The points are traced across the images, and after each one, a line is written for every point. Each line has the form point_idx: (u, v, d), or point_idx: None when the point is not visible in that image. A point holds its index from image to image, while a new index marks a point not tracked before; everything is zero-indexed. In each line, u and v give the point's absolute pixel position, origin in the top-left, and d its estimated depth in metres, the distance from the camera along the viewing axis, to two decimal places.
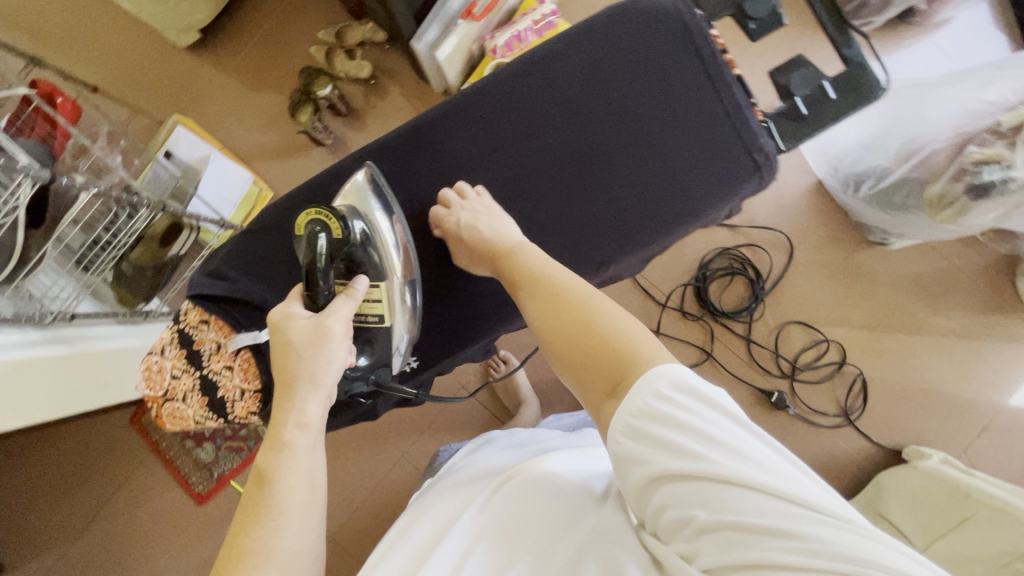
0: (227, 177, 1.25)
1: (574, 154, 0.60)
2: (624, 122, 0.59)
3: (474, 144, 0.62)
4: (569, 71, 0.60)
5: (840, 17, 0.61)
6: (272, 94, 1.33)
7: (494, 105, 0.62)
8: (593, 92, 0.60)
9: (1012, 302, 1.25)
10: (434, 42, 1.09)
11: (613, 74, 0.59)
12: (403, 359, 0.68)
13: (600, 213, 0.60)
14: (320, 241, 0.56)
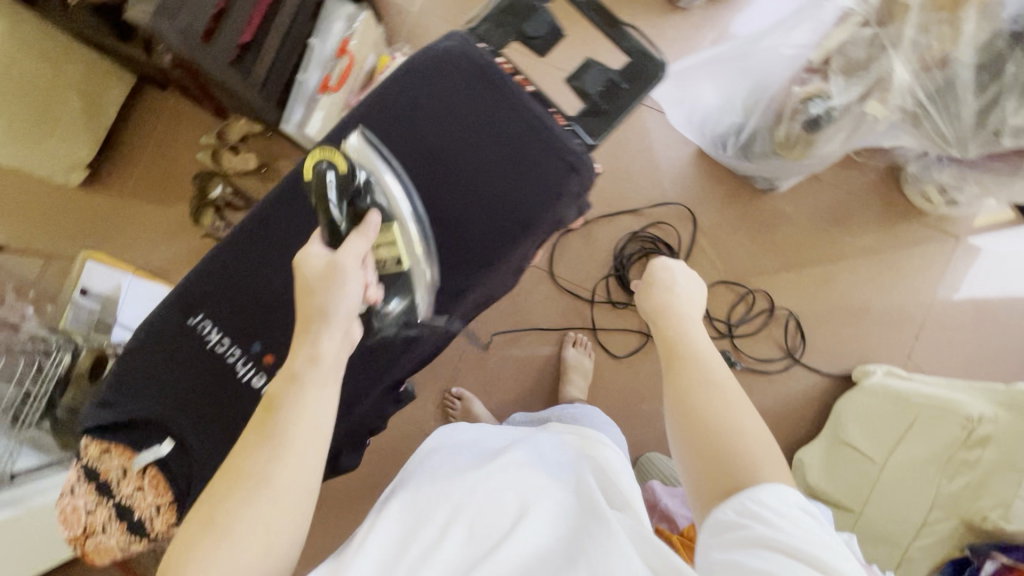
0: (145, 296, 1.26)
1: None
2: (440, 160, 0.64)
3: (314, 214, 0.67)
4: (380, 126, 0.65)
5: (608, 13, 0.66)
6: (173, 207, 1.36)
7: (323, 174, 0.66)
8: (406, 140, 0.65)
9: (906, 208, 1.31)
10: (301, 121, 1.16)
11: (417, 124, 0.65)
12: None
13: (445, 246, 0.65)
14: (331, 173, 0.56)
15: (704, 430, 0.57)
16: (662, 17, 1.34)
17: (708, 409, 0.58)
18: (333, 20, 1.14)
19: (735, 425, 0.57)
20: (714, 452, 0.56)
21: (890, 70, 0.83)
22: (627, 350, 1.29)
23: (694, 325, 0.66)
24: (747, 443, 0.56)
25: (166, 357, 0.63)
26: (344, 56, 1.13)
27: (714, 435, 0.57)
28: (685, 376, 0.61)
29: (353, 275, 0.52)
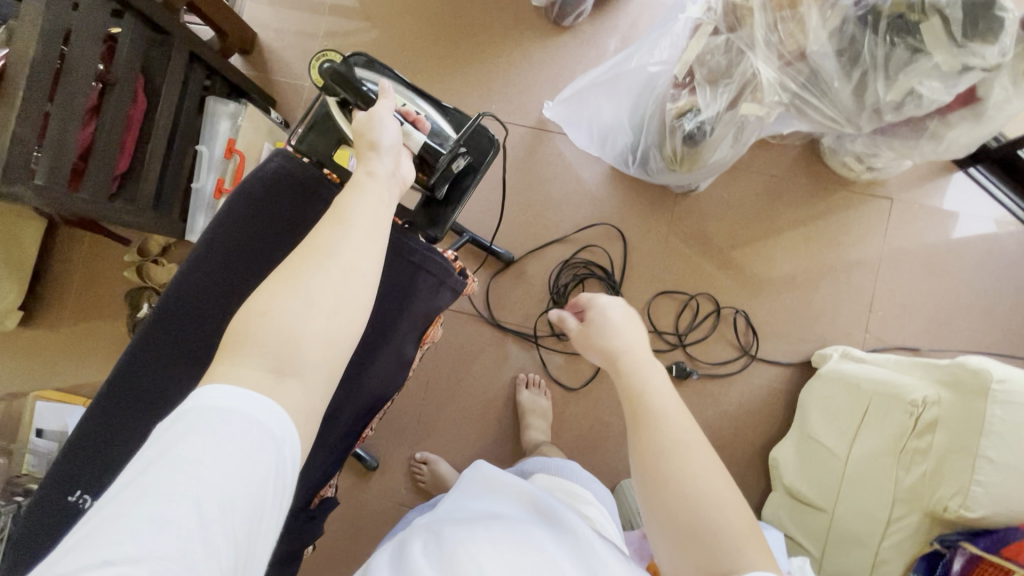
0: None
1: None
2: None
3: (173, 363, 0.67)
4: (226, 266, 0.68)
5: (439, 102, 0.73)
6: (112, 328, 1.36)
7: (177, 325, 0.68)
8: (252, 274, 0.69)
9: (835, 179, 1.29)
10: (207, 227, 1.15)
11: (244, 282, 0.68)
12: None
13: None
14: (331, 67, 0.70)
15: (687, 517, 0.51)
16: (551, 40, 1.33)
17: (686, 487, 0.52)
18: (218, 119, 1.12)
19: (717, 504, 0.51)
20: (696, 542, 0.51)
21: (753, 70, 0.82)
22: (582, 380, 1.27)
23: (654, 372, 0.60)
24: (728, 526, 0.51)
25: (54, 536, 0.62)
26: (233, 155, 1.11)
27: (697, 522, 0.51)
28: (659, 449, 0.54)
29: (389, 120, 0.62)
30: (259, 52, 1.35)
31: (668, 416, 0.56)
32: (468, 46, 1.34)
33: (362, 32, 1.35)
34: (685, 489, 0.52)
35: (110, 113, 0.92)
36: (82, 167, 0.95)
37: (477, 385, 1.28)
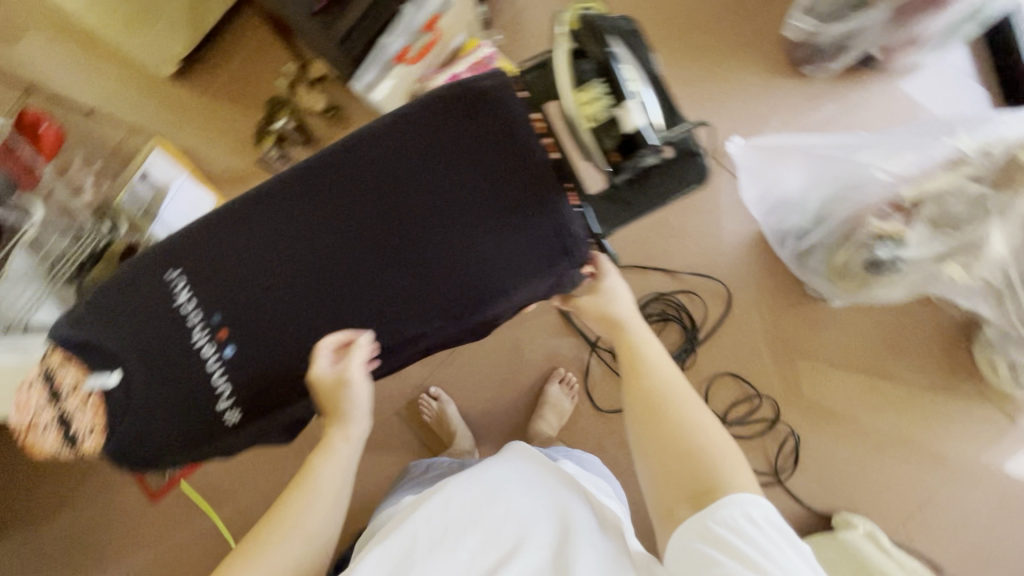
0: (189, 199, 1.33)
1: (393, 225, 0.62)
2: (437, 195, 0.61)
3: (303, 210, 0.64)
4: (395, 144, 0.62)
5: (670, 106, 0.58)
6: (242, 123, 1.42)
7: (324, 176, 0.63)
8: (413, 166, 0.62)
9: (966, 366, 1.18)
10: (372, 83, 1.14)
11: (403, 169, 0.62)
12: (225, 412, 0.63)
13: (420, 286, 0.62)
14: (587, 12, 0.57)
15: (668, 449, 0.55)
16: (775, 77, 1.22)
17: (668, 424, 0.57)
18: None
19: (696, 428, 0.56)
20: (680, 466, 0.54)
21: (985, 238, 0.73)
22: (611, 405, 1.25)
23: (642, 326, 0.65)
24: (708, 449, 0.54)
25: (141, 302, 0.65)
26: (430, 32, 1.11)
27: (682, 449, 0.55)
28: (646, 389, 0.59)
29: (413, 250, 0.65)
30: None
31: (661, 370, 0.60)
32: (692, 40, 1.23)
33: None
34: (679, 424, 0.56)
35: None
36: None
37: (517, 355, 1.29)
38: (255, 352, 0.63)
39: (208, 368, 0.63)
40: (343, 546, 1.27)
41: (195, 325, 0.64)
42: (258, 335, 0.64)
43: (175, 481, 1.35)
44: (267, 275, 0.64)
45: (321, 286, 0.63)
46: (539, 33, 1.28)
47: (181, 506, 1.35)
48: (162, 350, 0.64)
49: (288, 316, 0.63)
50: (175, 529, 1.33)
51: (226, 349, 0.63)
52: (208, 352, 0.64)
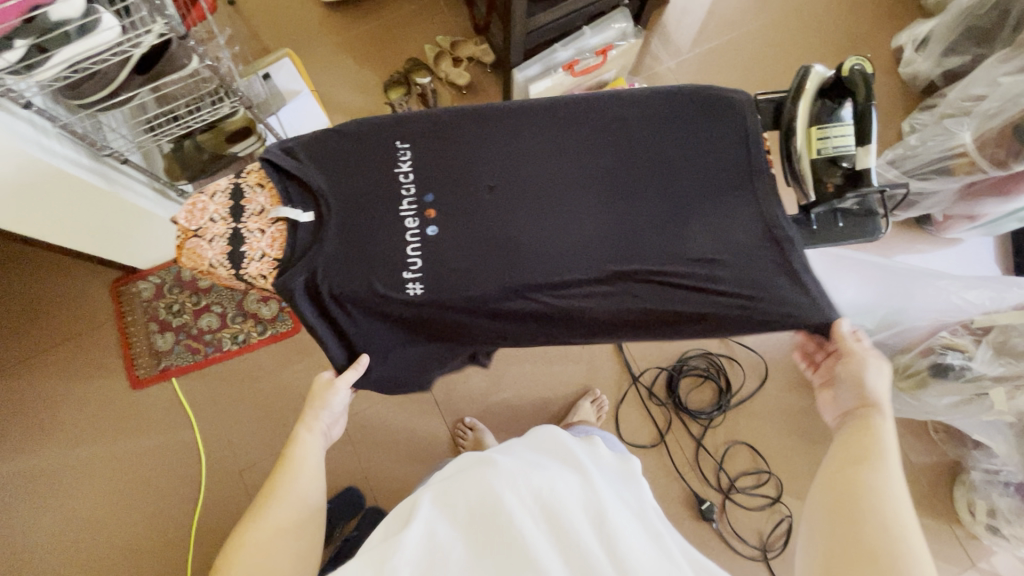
0: (305, 116, 1.39)
1: (620, 175, 0.68)
2: (662, 162, 0.68)
3: (542, 135, 0.69)
4: (638, 109, 0.70)
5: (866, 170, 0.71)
6: (376, 68, 1.48)
7: (569, 114, 0.70)
8: (649, 132, 0.69)
9: (950, 509, 1.26)
10: (533, 77, 1.24)
11: (641, 133, 0.69)
12: (408, 283, 0.65)
13: (626, 233, 0.66)
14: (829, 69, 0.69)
15: (862, 528, 0.58)
16: None
17: (872, 512, 0.59)
18: (612, 24, 1.24)
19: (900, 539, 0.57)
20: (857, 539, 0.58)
21: None
22: (633, 439, 1.28)
23: (890, 420, 0.69)
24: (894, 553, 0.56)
25: (362, 157, 0.68)
26: (600, 56, 1.23)
27: (868, 524, 0.58)
28: (869, 478, 0.62)
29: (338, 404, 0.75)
30: (655, 20, 1.51)
31: (884, 483, 0.62)
32: None
33: (729, 78, 1.50)
34: (870, 518, 0.59)
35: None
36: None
37: (560, 364, 1.33)
38: (456, 239, 0.66)
39: (407, 238, 0.66)
40: (331, 494, 1.24)
41: (407, 196, 0.67)
42: (464, 224, 0.67)
43: (173, 372, 1.27)
44: (493, 178, 0.68)
45: (536, 203, 0.67)
46: None
47: (165, 400, 1.27)
48: (369, 206, 0.66)
49: (497, 217, 0.67)
50: (158, 421, 1.26)
51: (429, 228, 0.66)
52: (411, 224, 0.67)
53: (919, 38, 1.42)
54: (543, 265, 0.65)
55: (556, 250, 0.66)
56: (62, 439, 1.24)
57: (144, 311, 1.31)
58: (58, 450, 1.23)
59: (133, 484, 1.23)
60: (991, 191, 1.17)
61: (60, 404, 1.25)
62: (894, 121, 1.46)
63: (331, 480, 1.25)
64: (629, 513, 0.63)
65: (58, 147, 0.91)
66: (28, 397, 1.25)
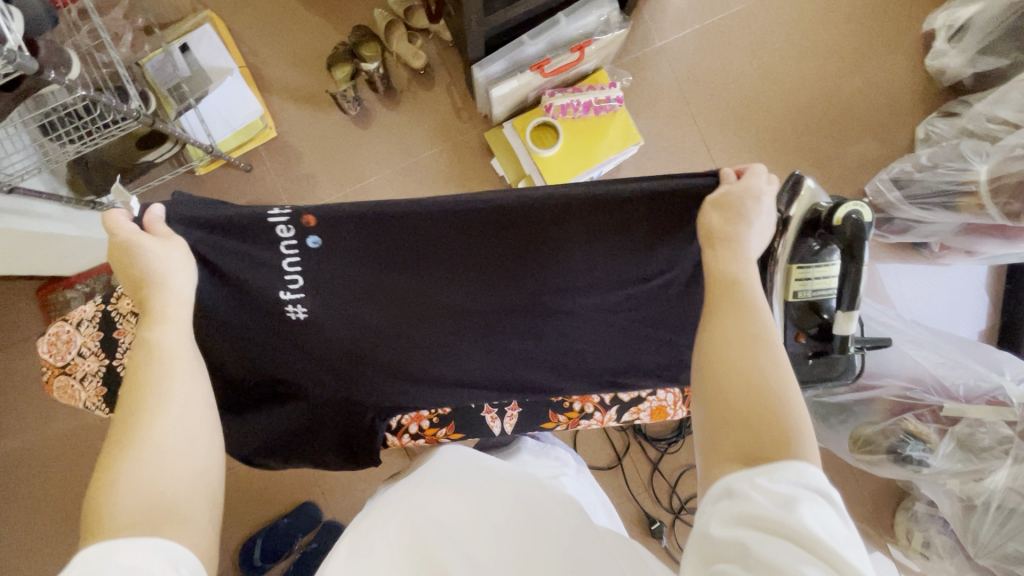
0: (236, 101, 1.16)
1: (558, 259, 0.57)
2: (605, 280, 0.58)
3: (494, 225, 0.55)
4: (591, 205, 0.54)
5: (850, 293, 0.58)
6: (319, 36, 1.25)
7: (533, 211, 0.55)
8: (605, 225, 0.55)
9: (891, 534, 1.30)
10: (495, 77, 1.04)
11: (613, 217, 0.55)
12: (290, 304, 0.57)
13: (507, 366, 0.62)
14: (803, 195, 0.55)
15: (738, 373, 0.44)
16: None
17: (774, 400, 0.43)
18: (593, 9, 1.02)
19: (793, 407, 0.42)
20: (750, 435, 0.42)
21: (993, 472, 0.84)
22: (590, 463, 1.27)
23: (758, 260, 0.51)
24: (786, 414, 0.42)
25: (246, 253, 0.56)
26: (577, 52, 1.04)
27: (750, 416, 0.42)
28: (750, 327, 0.46)
29: (172, 273, 0.52)
30: None
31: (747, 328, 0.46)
32: (787, 158, 1.28)
33: (732, 62, 1.29)
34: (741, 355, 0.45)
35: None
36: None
37: None
38: (329, 310, 0.57)
39: (286, 274, 0.56)
40: (288, 509, 1.25)
41: (293, 304, 0.57)
42: (338, 295, 0.57)
43: None
44: (413, 278, 0.57)
45: (434, 274, 0.57)
46: (658, 91, 1.26)
47: None
48: (241, 263, 0.56)
49: (410, 291, 0.58)
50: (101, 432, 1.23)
51: (309, 239, 0.55)
52: (294, 304, 0.57)
53: (955, 25, 1.21)
54: (431, 360, 0.61)
55: (466, 375, 0.62)
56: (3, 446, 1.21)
57: None
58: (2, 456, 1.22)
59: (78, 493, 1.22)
60: (995, 233, 1.06)
61: (2, 421, 1.21)
62: (909, 123, 1.30)
63: (288, 494, 1.25)
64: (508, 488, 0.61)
65: None
66: None
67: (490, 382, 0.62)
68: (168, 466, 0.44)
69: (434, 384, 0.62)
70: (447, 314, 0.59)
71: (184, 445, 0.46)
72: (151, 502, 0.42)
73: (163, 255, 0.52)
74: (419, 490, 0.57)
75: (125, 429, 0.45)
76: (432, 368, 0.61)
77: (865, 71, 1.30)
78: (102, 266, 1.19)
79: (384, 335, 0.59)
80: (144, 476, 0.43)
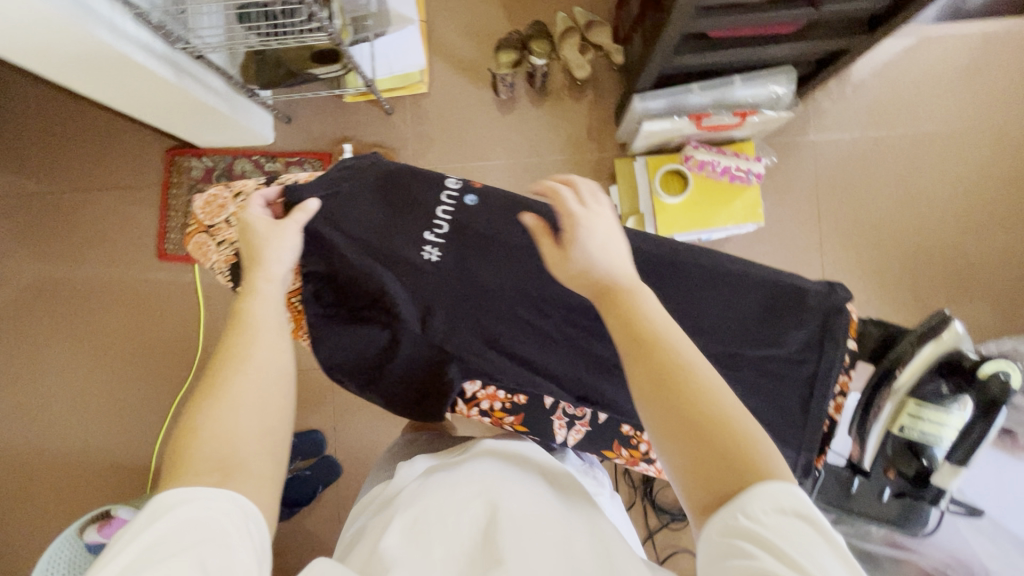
0: (407, 50, 1.23)
1: (682, 301, 0.58)
2: (722, 338, 0.58)
3: (633, 254, 0.58)
4: (722, 267, 0.58)
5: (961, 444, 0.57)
6: (497, 17, 1.31)
7: (667, 255, 0.58)
8: (731, 290, 0.57)
9: None
10: (653, 112, 1.06)
11: (742, 288, 0.57)
12: (428, 244, 0.59)
13: (599, 384, 0.59)
14: (949, 339, 0.52)
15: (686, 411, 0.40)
16: None
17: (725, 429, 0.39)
18: (769, 83, 1.03)
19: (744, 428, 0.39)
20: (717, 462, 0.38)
21: None
22: None
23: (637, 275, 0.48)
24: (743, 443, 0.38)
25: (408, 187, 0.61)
26: (737, 117, 1.06)
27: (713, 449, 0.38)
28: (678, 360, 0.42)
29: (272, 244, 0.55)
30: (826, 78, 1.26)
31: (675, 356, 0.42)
32: (896, 291, 1.24)
33: (876, 180, 1.26)
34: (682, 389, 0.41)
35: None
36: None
37: None
38: (459, 263, 0.59)
39: (436, 217, 0.60)
40: (298, 427, 1.30)
41: (431, 242, 0.59)
42: (472, 252, 0.59)
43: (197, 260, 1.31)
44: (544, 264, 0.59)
45: None
46: (792, 180, 1.24)
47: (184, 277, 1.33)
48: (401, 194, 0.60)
49: (537, 274, 0.58)
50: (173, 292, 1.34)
51: (467, 197, 0.60)
52: (432, 245, 0.59)
53: None
54: (529, 346, 0.58)
55: (555, 377, 0.59)
56: (95, 270, 1.35)
57: (189, 189, 1.33)
58: (91, 279, 1.35)
59: (136, 336, 1.34)
60: None
61: (103, 250, 1.35)
62: None
63: (305, 413, 1.30)
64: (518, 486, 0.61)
65: (122, 40, 0.84)
66: (79, 225, 1.36)
67: (575, 392, 0.59)
68: (241, 427, 0.46)
69: (521, 371, 0.59)
70: (562, 309, 0.58)
71: (259, 409, 0.47)
72: (225, 453, 0.44)
73: (269, 233, 0.55)
74: (459, 474, 0.59)
75: (207, 389, 0.47)
76: (528, 356, 0.58)
77: (1010, 237, 1.24)
78: (231, 147, 1.32)
79: (503, 310, 0.58)
80: (222, 432, 0.45)
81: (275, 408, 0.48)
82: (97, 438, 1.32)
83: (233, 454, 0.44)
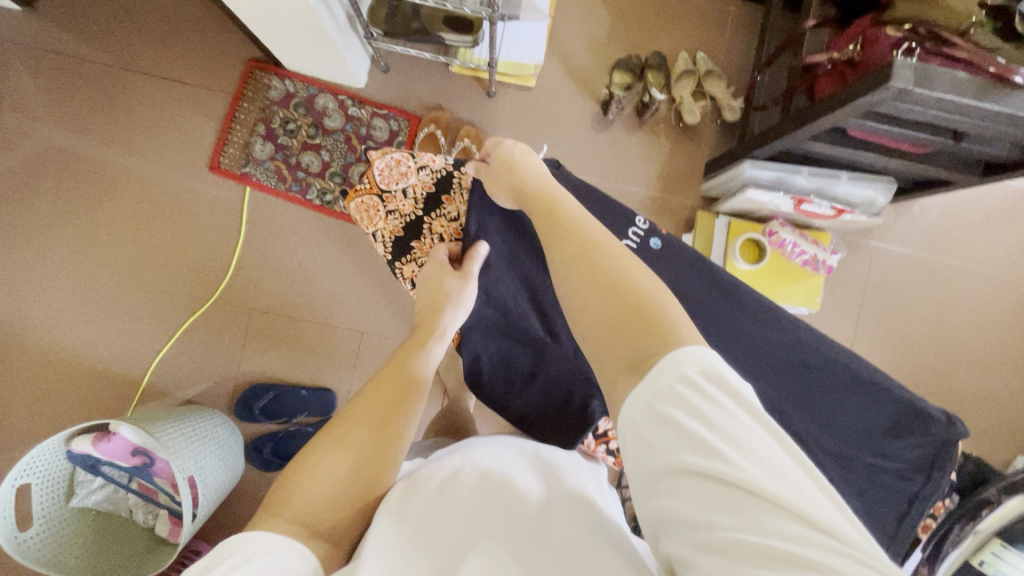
0: (529, 41, 1.19)
1: (818, 391, 0.63)
2: (842, 435, 0.62)
3: (788, 338, 0.64)
4: (870, 374, 0.62)
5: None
6: (620, 36, 1.29)
7: (821, 349, 0.63)
8: (867, 398, 0.62)
9: None
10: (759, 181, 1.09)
11: (882, 400, 0.61)
12: None
13: None
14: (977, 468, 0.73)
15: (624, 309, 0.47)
16: None
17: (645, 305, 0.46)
18: (871, 186, 1.08)
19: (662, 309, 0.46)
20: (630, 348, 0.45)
21: None
22: None
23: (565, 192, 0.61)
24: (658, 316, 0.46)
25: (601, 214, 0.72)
26: (834, 210, 1.09)
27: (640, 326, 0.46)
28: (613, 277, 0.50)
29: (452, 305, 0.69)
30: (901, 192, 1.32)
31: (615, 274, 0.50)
32: None
33: (916, 298, 1.33)
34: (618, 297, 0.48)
35: (1015, 106, 0.73)
36: (918, 57, 0.78)
37: None
38: None
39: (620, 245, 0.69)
40: (309, 382, 1.25)
41: None
42: None
43: (249, 182, 1.24)
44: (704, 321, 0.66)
45: (720, 330, 0.65)
46: (843, 275, 1.31)
47: (229, 196, 1.24)
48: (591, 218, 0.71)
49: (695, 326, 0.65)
50: (212, 208, 1.25)
51: (652, 241, 0.69)
52: None
53: None
54: None
55: None
56: (133, 160, 1.24)
57: (261, 109, 1.25)
58: (125, 167, 1.24)
59: (160, 241, 1.24)
60: None
61: (148, 140, 1.25)
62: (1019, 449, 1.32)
63: (319, 370, 1.25)
64: (505, 450, 0.63)
65: None
66: (127, 106, 1.25)
67: None
68: (335, 472, 0.53)
69: None
70: None
71: (353, 465, 0.54)
72: (324, 503, 0.52)
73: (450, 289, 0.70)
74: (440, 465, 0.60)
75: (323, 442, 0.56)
76: None
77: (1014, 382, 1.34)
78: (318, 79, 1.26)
79: None
80: (325, 481, 0.53)
81: (361, 487, 0.54)
82: (90, 338, 1.22)
83: (326, 505, 0.52)
